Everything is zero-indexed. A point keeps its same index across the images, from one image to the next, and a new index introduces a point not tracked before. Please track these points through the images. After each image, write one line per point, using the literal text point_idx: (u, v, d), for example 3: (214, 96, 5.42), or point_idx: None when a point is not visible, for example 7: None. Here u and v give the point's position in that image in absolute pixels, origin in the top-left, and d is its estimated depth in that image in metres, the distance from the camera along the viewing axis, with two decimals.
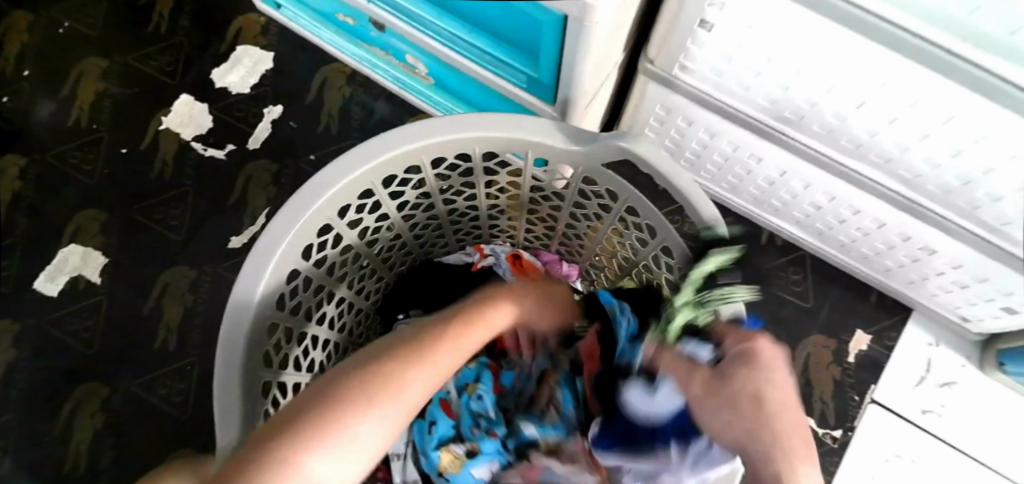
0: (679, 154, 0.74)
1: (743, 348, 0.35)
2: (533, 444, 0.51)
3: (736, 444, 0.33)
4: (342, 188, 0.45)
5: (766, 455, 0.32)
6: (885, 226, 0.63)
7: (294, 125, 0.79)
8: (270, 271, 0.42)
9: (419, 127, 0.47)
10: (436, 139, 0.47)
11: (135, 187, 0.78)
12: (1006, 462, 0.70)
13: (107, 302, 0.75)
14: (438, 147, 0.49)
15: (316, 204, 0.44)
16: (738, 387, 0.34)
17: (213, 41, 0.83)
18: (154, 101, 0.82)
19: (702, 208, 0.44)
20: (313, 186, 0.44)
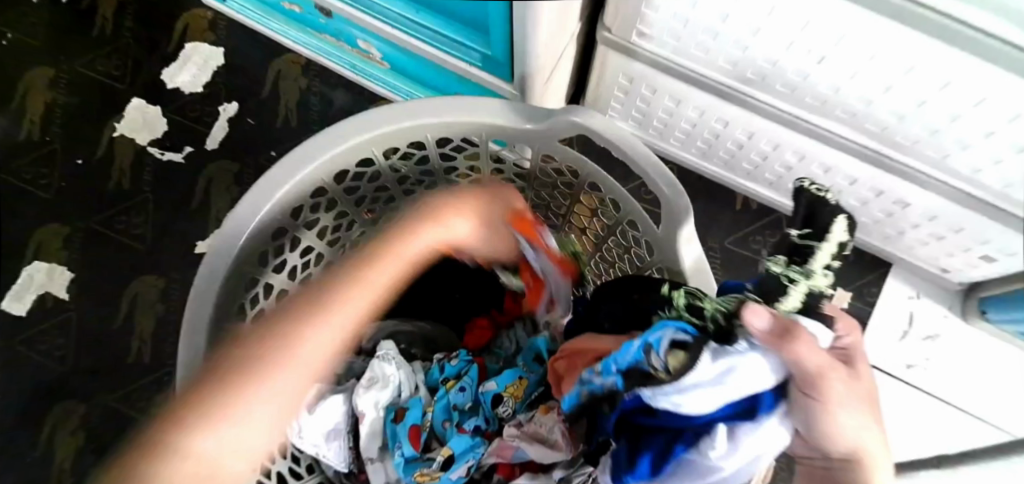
0: (647, 124, 0.72)
1: (784, 333, 0.27)
2: (498, 400, 0.52)
3: (847, 444, 0.29)
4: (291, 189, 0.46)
5: (868, 463, 0.29)
6: (857, 182, 0.62)
7: (252, 122, 0.76)
8: (225, 269, 0.43)
9: (361, 120, 0.47)
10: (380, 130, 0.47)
11: (94, 197, 0.76)
12: (990, 410, 0.70)
13: (76, 318, 0.73)
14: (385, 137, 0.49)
15: (264, 205, 0.45)
16: (863, 381, 0.30)
17: (162, 40, 0.80)
18: (106, 108, 0.79)
19: (661, 176, 0.44)
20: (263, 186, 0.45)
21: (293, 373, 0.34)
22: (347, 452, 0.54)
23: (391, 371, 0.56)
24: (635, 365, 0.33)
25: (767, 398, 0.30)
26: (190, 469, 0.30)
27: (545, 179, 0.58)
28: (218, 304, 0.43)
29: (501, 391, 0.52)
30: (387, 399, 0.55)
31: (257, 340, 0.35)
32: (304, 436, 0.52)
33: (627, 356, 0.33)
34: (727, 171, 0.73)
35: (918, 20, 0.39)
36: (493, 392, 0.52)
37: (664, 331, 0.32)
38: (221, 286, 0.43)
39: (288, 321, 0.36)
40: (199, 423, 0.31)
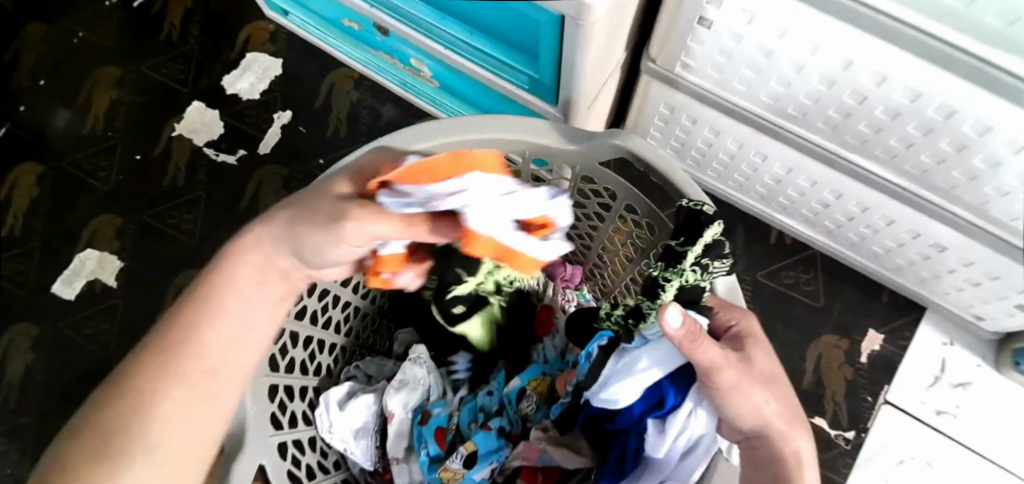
0: (685, 153, 0.74)
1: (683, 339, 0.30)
2: (523, 397, 0.56)
3: (747, 420, 0.33)
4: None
5: (772, 435, 0.33)
6: (894, 222, 0.63)
7: (303, 130, 0.80)
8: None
9: (415, 129, 0.49)
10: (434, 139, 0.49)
11: (149, 192, 0.80)
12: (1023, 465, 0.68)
13: (122, 306, 0.76)
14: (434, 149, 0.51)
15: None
16: (753, 363, 0.34)
17: (225, 48, 0.85)
18: (167, 108, 0.83)
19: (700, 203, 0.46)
20: None
21: (178, 401, 0.30)
22: (373, 450, 0.55)
23: (422, 372, 0.58)
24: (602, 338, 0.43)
25: (670, 390, 0.38)
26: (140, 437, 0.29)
27: (583, 200, 0.61)
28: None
29: (525, 386, 0.56)
30: (415, 401, 0.57)
31: (128, 379, 0.30)
32: (334, 431, 0.53)
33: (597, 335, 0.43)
34: (762, 204, 0.74)
35: (959, 66, 0.41)
36: (518, 387, 0.56)
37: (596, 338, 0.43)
38: None
39: (166, 345, 0.31)
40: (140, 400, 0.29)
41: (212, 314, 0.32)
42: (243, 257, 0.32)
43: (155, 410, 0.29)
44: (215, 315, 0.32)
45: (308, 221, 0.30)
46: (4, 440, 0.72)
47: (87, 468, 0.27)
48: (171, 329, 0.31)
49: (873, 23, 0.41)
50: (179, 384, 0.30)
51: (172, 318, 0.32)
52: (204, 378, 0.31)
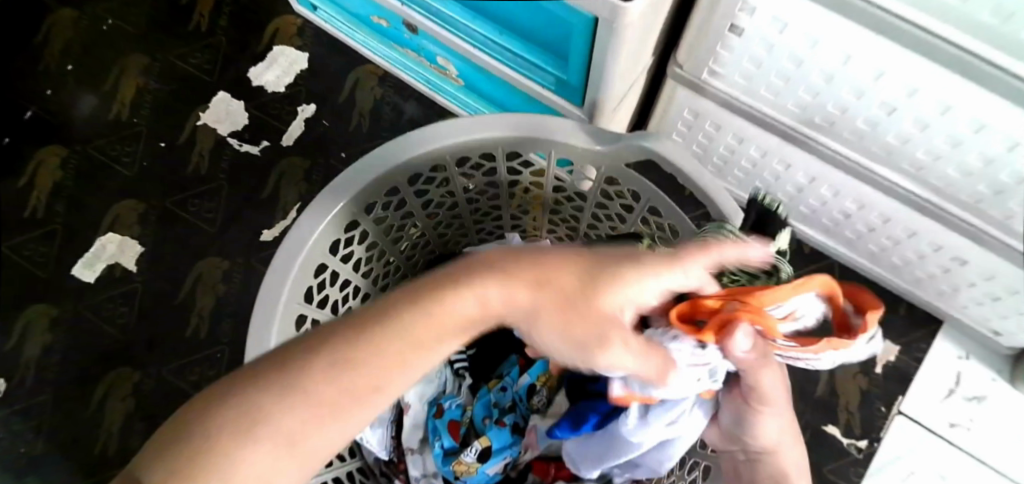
0: (706, 159, 0.74)
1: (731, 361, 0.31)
2: (532, 391, 0.55)
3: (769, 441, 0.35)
4: (372, 182, 0.50)
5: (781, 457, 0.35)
6: (915, 235, 0.63)
7: (327, 123, 0.80)
8: (305, 251, 0.47)
9: (443, 127, 0.51)
10: (458, 139, 0.51)
11: (172, 179, 0.81)
12: None
13: (142, 290, 0.77)
14: (460, 146, 0.52)
15: (345, 198, 0.49)
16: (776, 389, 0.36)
17: (252, 40, 0.86)
18: (193, 97, 0.84)
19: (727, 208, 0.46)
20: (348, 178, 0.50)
21: (322, 409, 0.21)
22: (388, 439, 0.55)
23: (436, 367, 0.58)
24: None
25: None
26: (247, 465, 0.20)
27: (605, 202, 0.61)
28: (295, 282, 0.47)
29: (535, 382, 0.55)
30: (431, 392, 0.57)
31: (277, 363, 0.22)
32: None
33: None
34: (782, 212, 0.75)
35: (993, 83, 0.41)
36: (528, 383, 0.55)
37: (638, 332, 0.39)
38: (296, 268, 0.47)
39: (339, 346, 0.22)
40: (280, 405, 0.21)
41: (413, 339, 0.24)
42: (492, 290, 0.25)
43: (280, 418, 0.21)
44: (423, 328, 0.24)
45: (631, 265, 0.26)
46: (20, 418, 0.73)
47: (223, 433, 0.20)
48: (357, 333, 0.23)
49: (910, 38, 0.41)
50: (325, 406, 0.22)
51: (365, 313, 0.24)
52: (354, 404, 0.22)
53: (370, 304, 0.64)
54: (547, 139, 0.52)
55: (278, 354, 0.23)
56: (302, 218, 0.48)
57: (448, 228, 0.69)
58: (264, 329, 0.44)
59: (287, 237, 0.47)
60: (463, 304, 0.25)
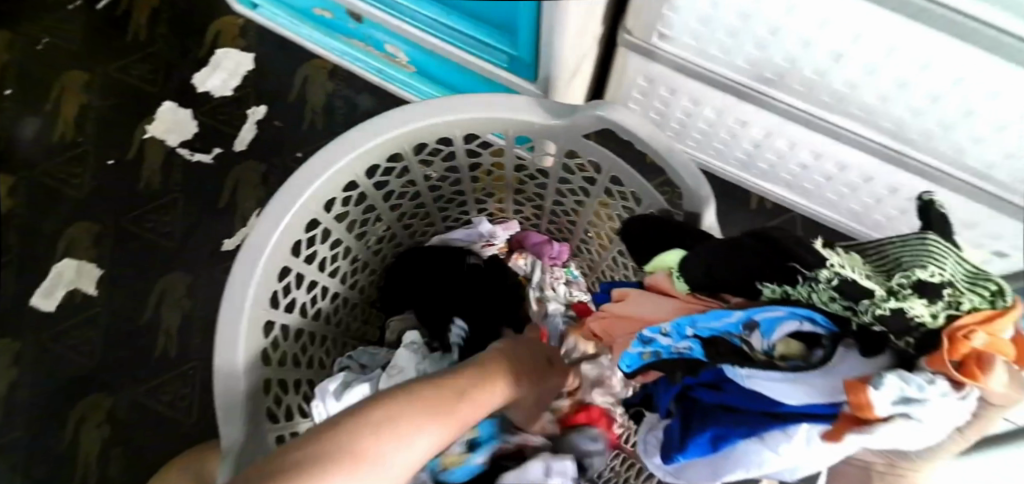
0: (664, 124, 0.74)
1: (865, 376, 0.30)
2: None
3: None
4: (326, 179, 0.48)
5: None
6: (872, 180, 0.64)
7: (279, 124, 0.78)
8: (264, 258, 0.45)
9: (394, 115, 0.49)
10: (411, 125, 0.49)
11: (126, 196, 0.78)
12: None
13: (105, 314, 0.75)
14: (416, 132, 0.50)
15: (300, 199, 0.47)
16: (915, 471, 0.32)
17: (193, 45, 0.83)
18: (139, 111, 0.82)
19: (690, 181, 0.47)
20: (300, 180, 0.47)
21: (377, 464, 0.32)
22: None
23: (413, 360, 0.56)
24: (726, 337, 0.34)
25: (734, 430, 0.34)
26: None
27: (568, 177, 0.60)
28: (258, 287, 0.45)
29: None
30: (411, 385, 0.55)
31: (335, 440, 0.32)
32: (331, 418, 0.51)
33: (717, 327, 0.34)
34: (744, 171, 0.75)
35: (933, 19, 0.41)
36: None
37: (790, 319, 0.32)
38: (259, 275, 0.45)
39: (361, 429, 0.33)
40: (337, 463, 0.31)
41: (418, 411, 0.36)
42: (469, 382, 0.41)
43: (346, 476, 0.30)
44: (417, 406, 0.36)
45: (487, 389, 0.41)
46: None
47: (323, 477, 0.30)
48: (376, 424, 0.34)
49: None
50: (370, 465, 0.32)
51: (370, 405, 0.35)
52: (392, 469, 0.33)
53: (339, 302, 0.63)
54: (502, 118, 0.50)
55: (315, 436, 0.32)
56: (259, 222, 0.46)
57: (414, 218, 0.68)
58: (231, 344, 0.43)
59: (245, 244, 0.45)
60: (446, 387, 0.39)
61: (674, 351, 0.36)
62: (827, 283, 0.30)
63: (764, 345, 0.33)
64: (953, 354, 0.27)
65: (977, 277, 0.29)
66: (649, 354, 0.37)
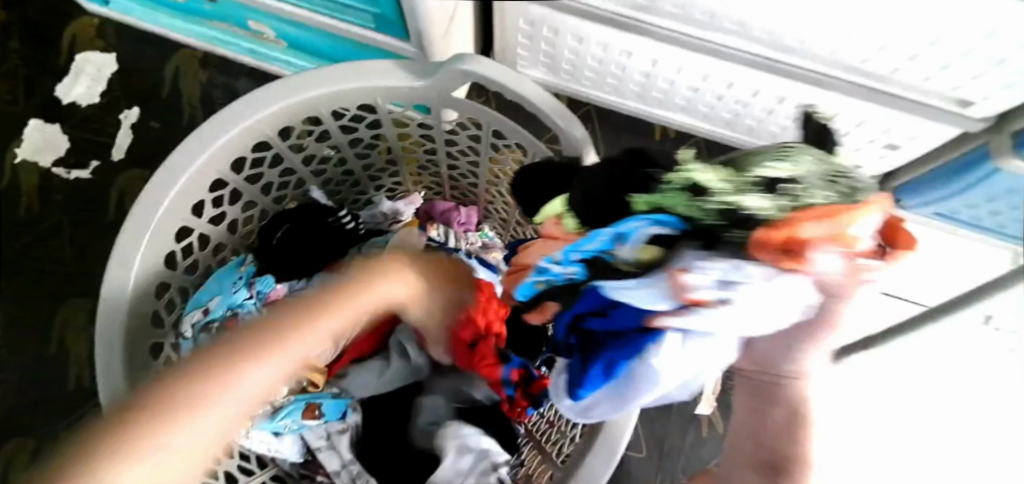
0: (557, 68, 0.72)
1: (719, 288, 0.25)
2: None
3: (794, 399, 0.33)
4: (188, 178, 0.48)
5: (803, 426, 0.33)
6: (759, 93, 0.64)
7: (157, 125, 0.74)
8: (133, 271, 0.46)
9: (241, 105, 0.49)
10: (265, 111, 0.50)
11: (6, 227, 0.73)
12: None
13: (8, 353, 0.70)
14: (276, 117, 0.51)
15: (162, 203, 0.47)
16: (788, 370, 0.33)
17: (49, 54, 0.77)
18: (2, 133, 0.75)
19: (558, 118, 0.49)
20: (160, 179, 0.47)
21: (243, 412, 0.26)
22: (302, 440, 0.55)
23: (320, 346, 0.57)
24: (600, 256, 0.30)
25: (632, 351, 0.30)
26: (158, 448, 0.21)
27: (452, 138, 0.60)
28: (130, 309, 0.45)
29: None
30: None
31: (196, 360, 0.24)
32: (251, 440, 0.52)
33: (591, 248, 0.29)
34: (642, 104, 0.74)
35: None
36: None
37: (650, 227, 0.28)
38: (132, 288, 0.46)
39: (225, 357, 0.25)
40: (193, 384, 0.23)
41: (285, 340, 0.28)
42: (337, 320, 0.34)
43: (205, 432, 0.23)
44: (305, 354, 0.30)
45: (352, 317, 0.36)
46: None
47: (119, 444, 0.20)
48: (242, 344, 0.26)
49: None
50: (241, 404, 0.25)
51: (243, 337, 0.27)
52: (242, 400, 0.25)
53: None
54: (362, 88, 0.51)
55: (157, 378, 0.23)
56: (117, 241, 0.46)
57: None
58: (111, 362, 0.43)
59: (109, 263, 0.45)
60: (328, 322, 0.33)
61: (564, 279, 0.32)
62: (683, 185, 0.26)
63: (626, 253, 0.29)
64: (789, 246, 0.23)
65: (831, 174, 0.26)
66: (542, 282, 0.34)
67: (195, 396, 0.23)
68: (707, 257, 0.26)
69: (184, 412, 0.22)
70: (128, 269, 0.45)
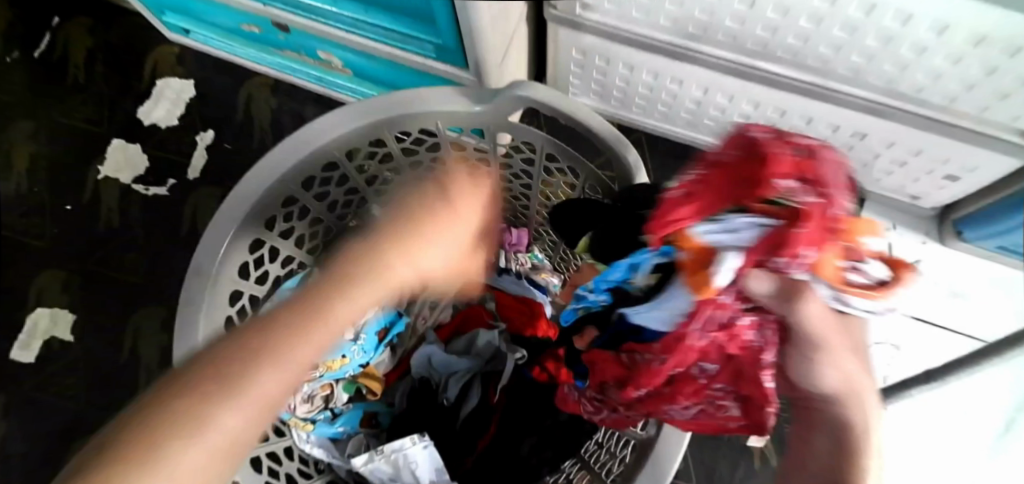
0: (608, 96, 0.74)
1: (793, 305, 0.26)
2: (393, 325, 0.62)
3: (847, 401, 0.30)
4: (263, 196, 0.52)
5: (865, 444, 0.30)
6: (813, 120, 0.64)
7: (228, 146, 0.78)
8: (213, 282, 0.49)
9: (313, 130, 0.53)
10: (332, 136, 0.53)
11: (87, 239, 0.78)
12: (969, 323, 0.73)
13: (84, 358, 0.75)
14: (344, 141, 0.55)
15: (238, 221, 0.51)
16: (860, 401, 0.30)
17: (133, 80, 0.83)
18: (88, 151, 0.81)
19: (616, 144, 0.52)
20: (236, 200, 0.51)
21: (260, 404, 0.26)
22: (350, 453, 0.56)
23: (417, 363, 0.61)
24: (619, 286, 0.36)
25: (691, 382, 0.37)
26: (198, 445, 0.24)
27: (508, 161, 0.63)
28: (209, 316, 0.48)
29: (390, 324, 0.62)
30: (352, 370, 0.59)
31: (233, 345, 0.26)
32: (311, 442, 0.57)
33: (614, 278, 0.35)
34: (691, 130, 0.76)
35: None
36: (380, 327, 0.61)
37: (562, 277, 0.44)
38: (208, 299, 0.49)
39: (234, 357, 0.26)
40: (237, 378, 0.25)
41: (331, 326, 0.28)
42: (406, 264, 0.30)
43: (218, 429, 0.24)
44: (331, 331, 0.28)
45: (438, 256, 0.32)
46: None
47: (171, 435, 0.23)
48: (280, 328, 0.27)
49: None
50: (255, 402, 0.25)
51: (257, 329, 0.27)
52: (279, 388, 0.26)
53: None
54: (426, 114, 0.54)
55: (196, 361, 0.27)
56: (197, 253, 0.50)
57: None
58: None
59: (189, 274, 0.49)
60: (390, 274, 0.30)
61: (599, 305, 0.39)
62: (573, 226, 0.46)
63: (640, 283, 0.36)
64: (783, 253, 0.24)
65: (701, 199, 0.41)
66: (580, 307, 0.41)
67: (215, 409, 0.24)
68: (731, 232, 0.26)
69: (227, 401, 0.25)
70: (206, 280, 0.49)
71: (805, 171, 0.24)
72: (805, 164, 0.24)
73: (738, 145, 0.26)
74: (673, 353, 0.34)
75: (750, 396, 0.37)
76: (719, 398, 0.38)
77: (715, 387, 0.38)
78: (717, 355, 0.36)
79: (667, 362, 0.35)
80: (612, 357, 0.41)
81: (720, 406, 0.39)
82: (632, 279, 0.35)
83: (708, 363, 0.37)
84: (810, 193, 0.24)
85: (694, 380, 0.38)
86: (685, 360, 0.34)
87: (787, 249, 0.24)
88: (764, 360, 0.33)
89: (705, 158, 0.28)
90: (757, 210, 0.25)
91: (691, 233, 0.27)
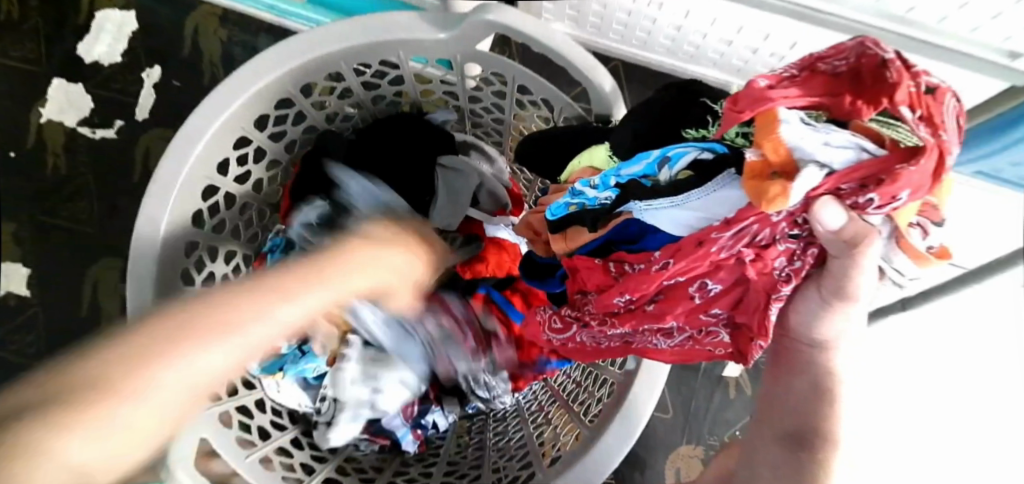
0: (583, 21, 0.70)
1: (848, 239, 0.27)
2: None
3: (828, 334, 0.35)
4: (213, 136, 0.48)
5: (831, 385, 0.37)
6: (797, 46, 0.61)
7: (178, 84, 0.74)
8: (162, 234, 0.46)
9: (260, 62, 0.48)
10: (281, 70, 0.49)
11: (34, 189, 0.74)
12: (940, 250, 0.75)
13: (43, 314, 0.71)
14: (296, 74, 0.50)
15: (186, 166, 0.47)
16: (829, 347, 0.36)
17: (70, 12, 0.76)
18: (27, 93, 0.75)
19: (586, 67, 0.49)
20: (181, 144, 0.47)
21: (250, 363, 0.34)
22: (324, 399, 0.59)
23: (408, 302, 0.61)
24: (639, 180, 0.34)
25: (698, 316, 0.36)
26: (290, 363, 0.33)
27: (478, 93, 0.60)
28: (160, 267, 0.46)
29: None
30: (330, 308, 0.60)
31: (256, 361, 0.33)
32: (282, 391, 0.57)
33: (636, 171, 0.34)
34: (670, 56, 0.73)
35: None
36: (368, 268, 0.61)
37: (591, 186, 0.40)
38: (159, 251, 0.46)
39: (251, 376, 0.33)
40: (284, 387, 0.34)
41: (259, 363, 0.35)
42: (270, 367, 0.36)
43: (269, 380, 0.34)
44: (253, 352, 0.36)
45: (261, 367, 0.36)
46: None
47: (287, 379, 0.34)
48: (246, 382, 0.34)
49: None
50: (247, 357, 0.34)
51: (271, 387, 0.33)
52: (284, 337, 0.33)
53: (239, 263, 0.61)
54: (379, 41, 0.49)
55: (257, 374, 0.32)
56: (145, 204, 0.46)
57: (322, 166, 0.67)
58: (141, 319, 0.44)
59: (136, 228, 0.46)
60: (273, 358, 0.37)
61: (599, 205, 0.37)
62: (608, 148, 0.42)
63: (668, 174, 0.33)
64: (881, 186, 0.24)
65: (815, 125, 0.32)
66: (575, 205, 0.39)
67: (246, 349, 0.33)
68: (831, 131, 0.24)
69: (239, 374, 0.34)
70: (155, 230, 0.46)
71: (921, 108, 0.22)
72: (924, 100, 0.22)
73: (855, 63, 0.24)
74: (686, 260, 0.32)
75: (747, 326, 0.35)
76: (716, 323, 0.37)
77: (711, 313, 0.36)
78: (727, 274, 0.33)
79: (672, 267, 0.33)
80: (598, 265, 0.39)
81: (709, 333, 0.38)
82: (656, 173, 0.34)
83: (713, 283, 0.34)
84: (926, 132, 0.22)
85: (690, 299, 0.35)
86: (692, 269, 0.33)
87: (886, 183, 0.24)
88: (782, 288, 0.32)
89: (812, 68, 0.26)
90: (856, 132, 0.25)
91: (783, 137, 0.24)
